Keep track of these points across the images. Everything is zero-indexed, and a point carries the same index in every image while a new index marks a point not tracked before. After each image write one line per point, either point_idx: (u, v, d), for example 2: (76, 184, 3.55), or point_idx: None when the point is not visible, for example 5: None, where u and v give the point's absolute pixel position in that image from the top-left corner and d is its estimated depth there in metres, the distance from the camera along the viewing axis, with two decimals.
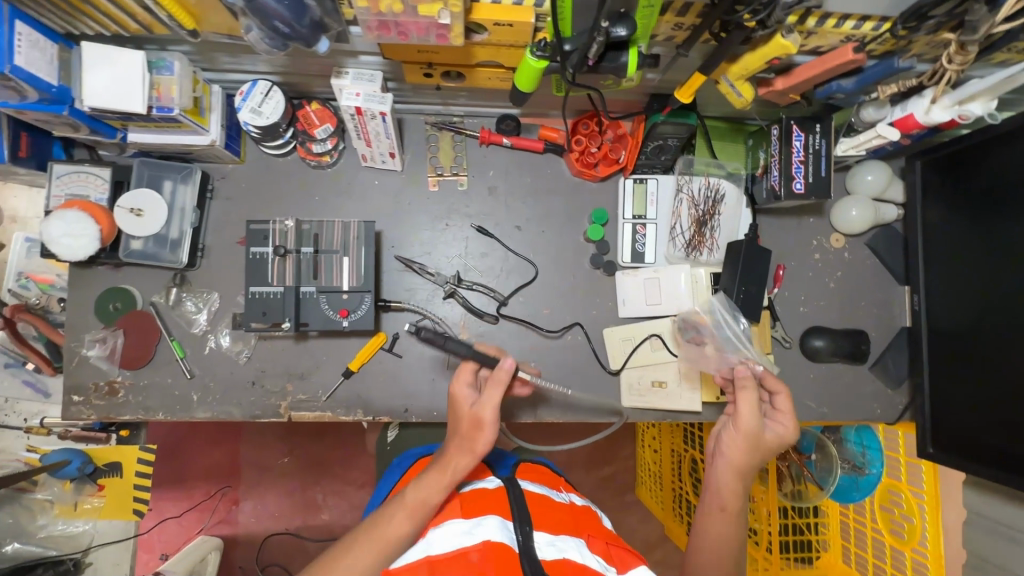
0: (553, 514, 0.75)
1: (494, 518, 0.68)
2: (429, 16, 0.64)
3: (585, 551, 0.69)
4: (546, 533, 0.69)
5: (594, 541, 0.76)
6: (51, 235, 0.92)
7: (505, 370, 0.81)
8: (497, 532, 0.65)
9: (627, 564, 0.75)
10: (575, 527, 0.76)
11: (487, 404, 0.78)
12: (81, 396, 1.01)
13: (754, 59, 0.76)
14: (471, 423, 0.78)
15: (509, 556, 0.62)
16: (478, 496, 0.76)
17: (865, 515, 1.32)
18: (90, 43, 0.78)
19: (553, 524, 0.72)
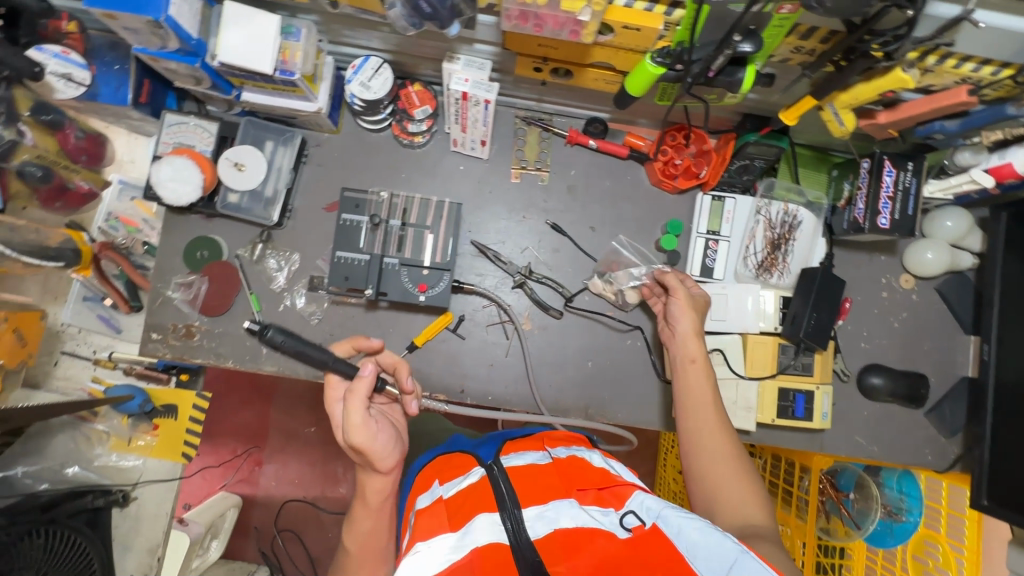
0: (541, 482, 0.75)
1: (481, 517, 0.68)
2: (569, 12, 0.67)
3: (576, 513, 0.70)
4: (534, 506, 0.71)
5: (584, 493, 0.74)
6: (159, 178, 0.97)
7: (364, 377, 0.76)
8: (484, 534, 0.65)
9: (623, 498, 0.73)
10: (564, 486, 0.75)
11: (350, 414, 0.75)
12: (160, 335, 1.06)
13: (866, 90, 0.77)
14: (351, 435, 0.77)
15: (500, 553, 0.63)
16: (464, 496, 0.74)
17: (895, 563, 1.26)
18: (235, 4, 0.83)
19: (539, 495, 0.72)
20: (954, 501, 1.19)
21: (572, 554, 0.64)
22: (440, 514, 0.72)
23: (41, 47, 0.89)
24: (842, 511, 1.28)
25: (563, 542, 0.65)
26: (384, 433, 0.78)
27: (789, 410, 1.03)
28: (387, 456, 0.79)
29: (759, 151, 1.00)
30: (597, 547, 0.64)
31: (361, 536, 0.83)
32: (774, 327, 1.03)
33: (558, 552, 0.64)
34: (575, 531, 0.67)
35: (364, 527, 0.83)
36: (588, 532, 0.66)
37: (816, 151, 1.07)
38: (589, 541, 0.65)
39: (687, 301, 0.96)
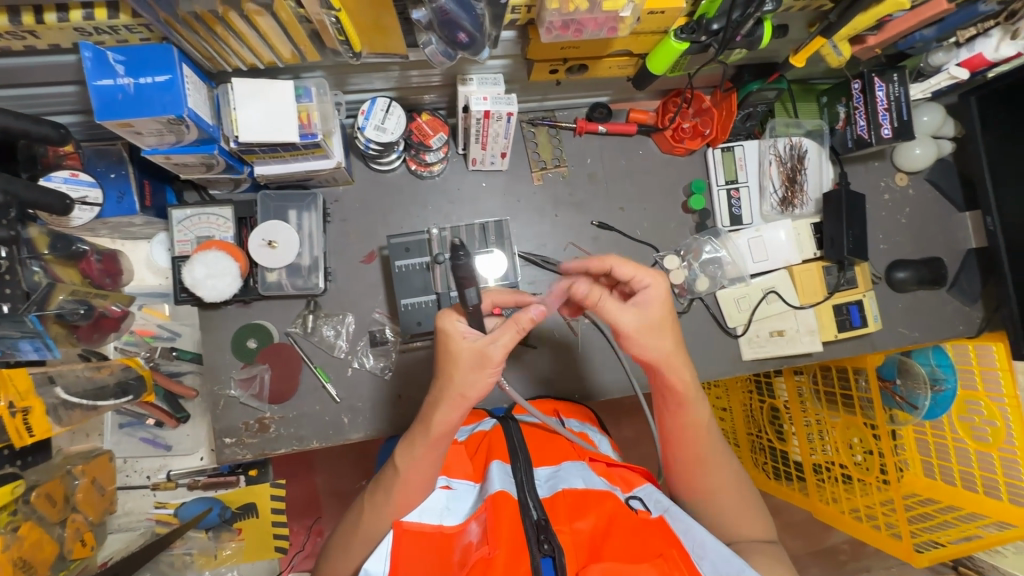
0: (556, 446, 0.84)
1: (495, 466, 0.75)
2: (610, 11, 0.69)
3: (587, 474, 0.76)
4: (546, 469, 0.79)
5: (595, 464, 0.82)
6: (194, 278, 0.92)
7: (532, 315, 0.68)
8: (498, 483, 0.71)
9: (630, 485, 0.80)
10: (576, 452, 0.83)
11: (498, 341, 0.67)
12: (234, 438, 1.01)
13: (865, 19, 0.83)
14: (474, 358, 0.68)
15: (508, 506, 0.67)
16: (480, 444, 0.86)
17: (944, 427, 1.37)
18: (240, 80, 0.78)
19: (551, 458, 0.81)
20: (982, 357, 1.30)
21: (579, 513, 0.69)
22: (464, 461, 0.82)
23: (50, 175, 0.83)
24: (895, 398, 1.41)
25: (569, 500, 0.71)
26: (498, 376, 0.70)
27: (847, 323, 1.12)
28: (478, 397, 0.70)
29: (760, 98, 1.13)
30: (604, 508, 0.70)
31: (413, 468, 0.73)
32: (814, 253, 1.13)
33: (566, 512, 0.69)
34: (584, 492, 0.72)
35: (417, 455, 0.73)
36: (599, 495, 0.71)
37: (803, 83, 1.15)
38: (597, 502, 0.70)
39: (640, 320, 0.75)
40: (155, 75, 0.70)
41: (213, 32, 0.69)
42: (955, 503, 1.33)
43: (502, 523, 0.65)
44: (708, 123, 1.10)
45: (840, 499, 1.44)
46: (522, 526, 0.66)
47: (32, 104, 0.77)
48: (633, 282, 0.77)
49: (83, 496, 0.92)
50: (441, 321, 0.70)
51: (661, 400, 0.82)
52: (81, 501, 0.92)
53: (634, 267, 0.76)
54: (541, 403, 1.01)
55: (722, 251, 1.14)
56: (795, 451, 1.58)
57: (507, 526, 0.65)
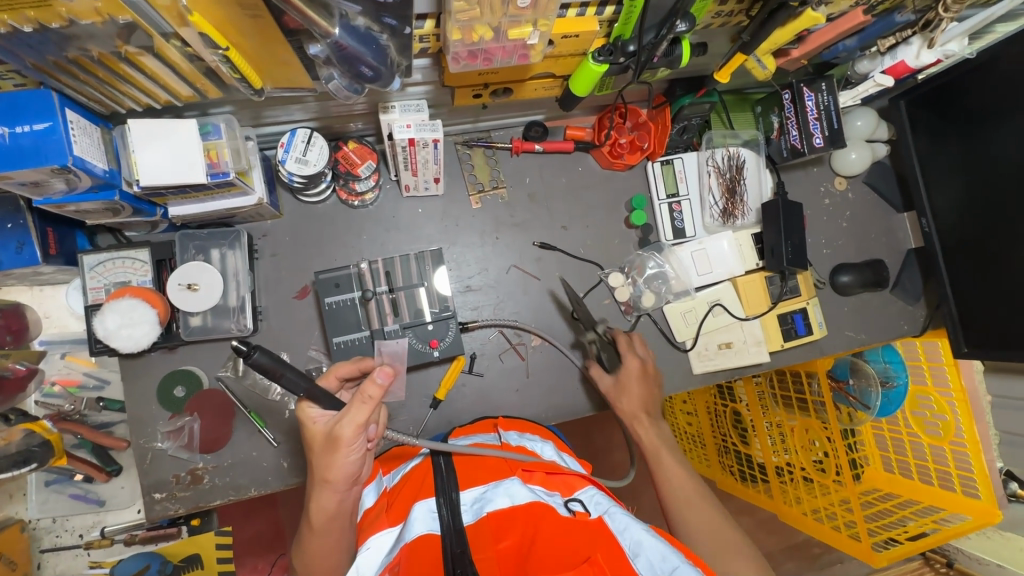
0: (486, 466, 0.77)
1: (416, 505, 0.68)
2: (518, 39, 0.66)
3: (515, 489, 0.70)
4: (474, 490, 0.72)
5: (530, 475, 0.76)
6: (107, 329, 0.86)
7: (377, 386, 0.69)
8: (418, 527, 0.65)
9: (571, 488, 0.74)
10: (508, 468, 0.77)
11: (346, 419, 0.70)
12: (164, 492, 0.96)
13: (783, 34, 0.83)
14: (327, 442, 0.71)
15: (426, 547, 0.62)
16: (406, 482, 0.78)
17: (899, 423, 1.39)
18: (139, 121, 0.74)
19: (479, 478, 0.74)
20: (930, 353, 1.32)
21: (502, 534, 0.64)
22: (383, 509, 0.75)
23: None
24: (848, 397, 1.41)
25: (493, 524, 0.65)
26: (358, 452, 0.73)
27: (793, 331, 1.12)
28: (344, 475, 0.73)
29: (693, 112, 1.07)
30: (528, 524, 0.64)
31: (314, 555, 0.76)
32: (756, 264, 1.13)
33: (488, 536, 0.63)
34: (511, 511, 0.66)
35: (326, 538, 0.74)
36: (525, 509, 0.65)
37: (737, 94, 1.15)
38: (521, 519, 0.65)
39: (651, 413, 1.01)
40: (34, 122, 0.65)
41: (102, 78, 0.66)
42: (915, 497, 1.35)
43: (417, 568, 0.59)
44: (645, 137, 1.10)
45: (802, 500, 1.45)
46: (442, 562, 0.60)
47: None
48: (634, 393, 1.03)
49: None
50: (300, 413, 0.75)
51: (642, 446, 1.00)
52: None
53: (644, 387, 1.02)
54: (480, 426, 0.96)
55: (666, 265, 1.13)
56: (757, 453, 1.59)
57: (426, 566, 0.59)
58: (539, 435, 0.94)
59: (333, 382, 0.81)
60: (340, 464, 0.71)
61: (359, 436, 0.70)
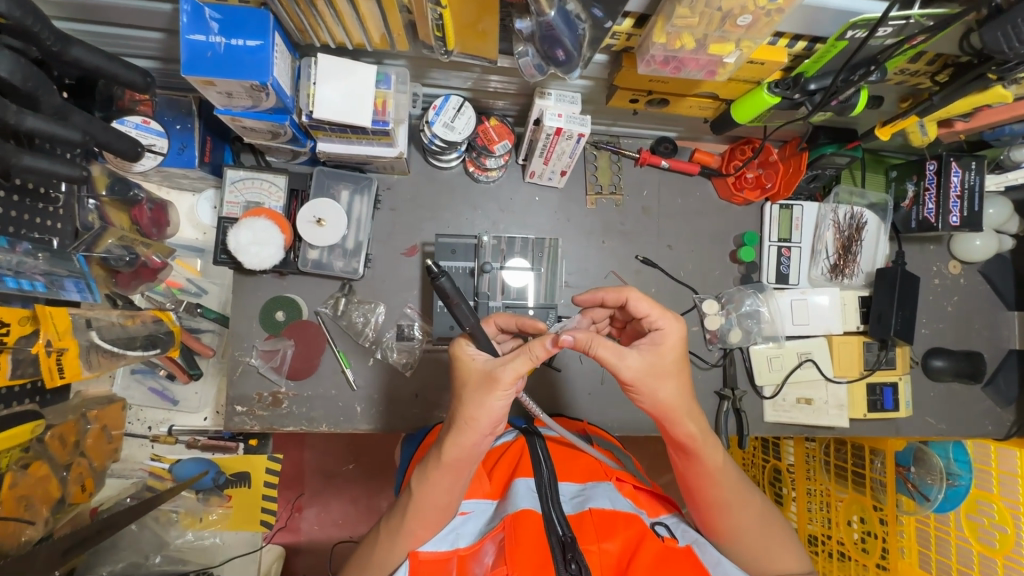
0: (581, 463, 0.84)
1: (520, 483, 0.76)
2: (715, 55, 0.67)
3: (614, 496, 0.76)
4: (571, 485, 0.80)
5: (623, 483, 0.81)
6: (239, 243, 0.91)
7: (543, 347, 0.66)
8: (525, 501, 0.72)
9: (656, 511, 0.79)
10: (603, 471, 0.82)
11: (506, 366, 0.68)
12: (245, 407, 1.00)
13: (961, 105, 0.81)
14: (483, 380, 0.69)
15: (532, 522, 0.69)
16: (502, 456, 0.88)
17: (948, 523, 1.30)
18: (326, 56, 0.78)
19: (576, 475, 0.81)
20: (1003, 461, 1.25)
21: (606, 534, 0.70)
22: (483, 474, 0.85)
23: (123, 119, 0.84)
24: (907, 484, 1.35)
25: (596, 520, 0.71)
26: (506, 402, 0.70)
27: (878, 403, 1.10)
28: (488, 421, 0.70)
29: (829, 162, 1.04)
30: (631, 532, 0.70)
31: (426, 490, 0.74)
32: (857, 327, 1.10)
33: (593, 532, 0.70)
34: (611, 513, 0.72)
35: (441, 484, 0.74)
36: (627, 516, 0.72)
37: (874, 154, 1.13)
38: (625, 525, 0.71)
39: (647, 366, 0.68)
40: (248, 38, 0.69)
41: (315, 5, 0.68)
42: None
43: (524, 545, 0.67)
44: (771, 177, 1.07)
45: None
46: (547, 544, 0.68)
47: (114, 43, 0.77)
48: (646, 321, 0.73)
49: (93, 441, 0.92)
50: (454, 346, 0.75)
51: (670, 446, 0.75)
52: (91, 447, 0.91)
53: (651, 306, 0.72)
54: (565, 422, 1.02)
55: (762, 306, 1.12)
56: (790, 516, 1.57)
57: (531, 545, 0.67)
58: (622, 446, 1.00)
59: (491, 328, 0.84)
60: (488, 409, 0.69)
61: (515, 386, 0.69)
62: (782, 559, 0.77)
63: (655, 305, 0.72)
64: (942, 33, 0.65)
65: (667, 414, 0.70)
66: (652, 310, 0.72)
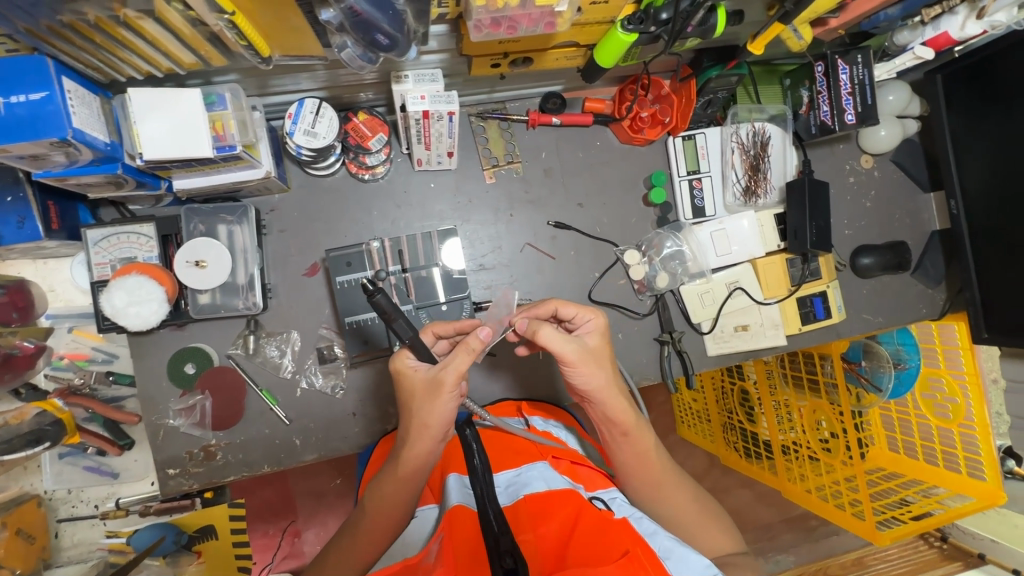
0: (516, 448, 0.85)
1: (453, 480, 0.77)
2: (544, 6, 0.62)
3: (549, 477, 0.77)
4: (506, 473, 0.80)
5: (559, 462, 0.83)
6: (115, 308, 0.84)
7: (480, 339, 0.73)
8: (457, 497, 0.73)
9: (593, 486, 0.81)
10: (538, 453, 0.84)
11: (450, 366, 0.72)
12: (178, 468, 0.96)
13: (824, 2, 0.78)
14: (430, 386, 0.73)
15: (466, 516, 0.69)
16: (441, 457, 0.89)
17: (908, 404, 1.39)
18: (140, 90, 0.70)
19: (511, 463, 0.82)
20: (945, 337, 1.28)
21: (542, 519, 0.69)
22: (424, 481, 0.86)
23: None
24: (859, 379, 1.42)
25: (530, 509, 0.71)
26: (454, 401, 0.74)
27: (810, 315, 1.11)
28: (441, 424, 0.74)
29: (720, 84, 1.00)
30: (567, 510, 0.69)
31: (386, 500, 0.76)
32: (778, 245, 1.09)
33: (527, 520, 0.69)
34: (545, 495, 0.72)
35: (387, 490, 0.76)
36: (561, 496, 0.71)
37: (765, 65, 1.09)
38: (560, 504, 0.70)
39: (582, 349, 0.76)
40: (30, 92, 0.61)
41: (99, 42, 0.61)
42: (918, 477, 1.37)
43: (461, 539, 0.65)
44: (667, 111, 1.05)
45: (807, 477, 1.46)
46: (482, 537, 0.65)
47: None
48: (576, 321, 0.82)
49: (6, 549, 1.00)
50: (395, 362, 0.77)
51: (607, 432, 0.82)
52: (5, 556, 1.00)
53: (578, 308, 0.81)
54: (503, 405, 1.01)
55: (683, 245, 1.11)
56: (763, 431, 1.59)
57: (467, 542, 0.65)
58: (562, 421, 0.99)
59: (431, 338, 0.84)
60: (440, 412, 0.73)
61: (460, 383, 0.73)
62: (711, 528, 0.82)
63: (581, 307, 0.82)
64: None
65: (596, 395, 0.78)
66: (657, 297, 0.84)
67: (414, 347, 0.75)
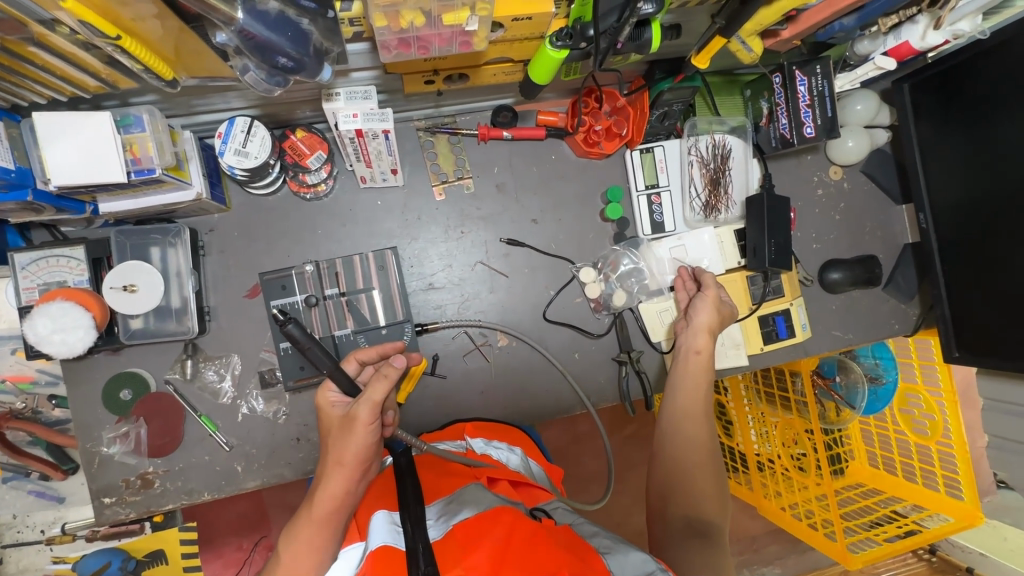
0: (451, 472, 0.80)
1: (379, 517, 0.66)
2: (454, 26, 0.58)
3: (481, 498, 0.69)
4: (439, 501, 0.72)
5: (497, 483, 0.78)
6: (39, 335, 0.82)
7: (394, 367, 0.75)
8: (381, 536, 0.63)
9: (534, 500, 0.79)
10: (474, 474, 0.79)
11: (365, 398, 0.72)
12: (114, 497, 0.93)
13: (768, 13, 0.74)
14: (345, 421, 0.73)
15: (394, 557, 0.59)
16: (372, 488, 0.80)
17: (886, 419, 1.35)
18: (45, 114, 0.67)
19: (443, 489, 0.74)
20: (922, 352, 1.25)
21: (471, 547, 0.59)
22: None
23: None
24: (833, 394, 1.36)
25: (462, 534, 0.62)
26: (374, 434, 0.73)
27: (774, 334, 1.06)
28: (358, 461, 0.72)
29: (674, 97, 0.96)
30: (499, 532, 0.61)
31: (297, 547, 0.69)
32: (738, 262, 1.05)
33: (457, 552, 0.59)
34: (476, 520, 0.64)
35: (301, 535, 0.70)
36: (491, 515, 0.63)
37: (725, 75, 1.05)
38: (491, 526, 0.62)
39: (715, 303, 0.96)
40: None
41: None
42: (897, 494, 1.34)
43: None
44: (622, 123, 1.01)
45: (781, 494, 1.42)
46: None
47: None
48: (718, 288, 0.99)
49: None
50: (318, 397, 0.79)
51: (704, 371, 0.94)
52: None
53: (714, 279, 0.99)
54: (448, 428, 0.97)
55: (641, 262, 1.08)
56: (739, 446, 1.54)
57: None
58: (507, 440, 0.94)
59: (353, 366, 0.83)
60: (361, 443, 0.72)
61: (376, 415, 0.73)
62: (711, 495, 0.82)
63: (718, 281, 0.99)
64: None
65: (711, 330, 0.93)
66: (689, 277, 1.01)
67: (335, 375, 0.75)
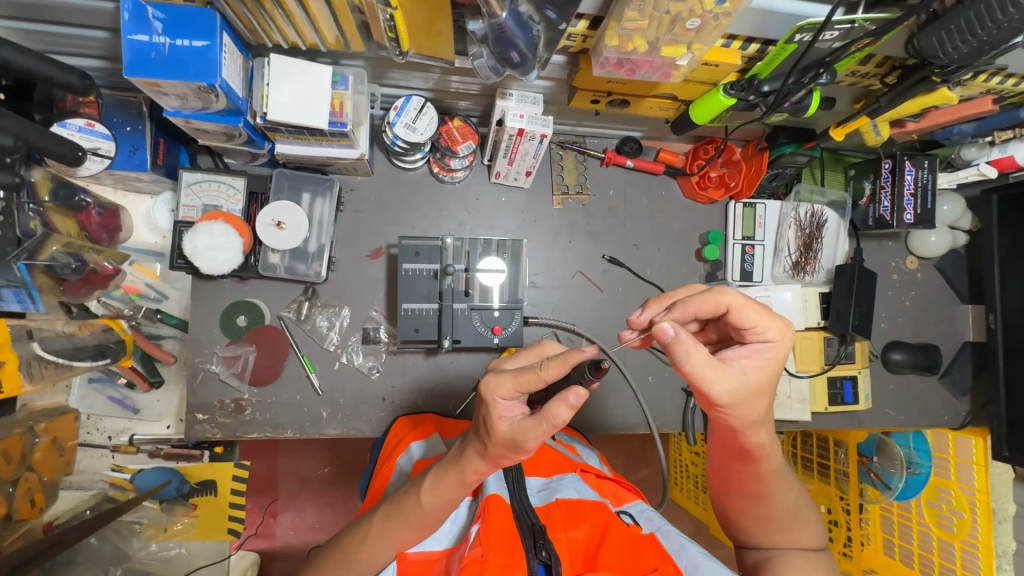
0: (550, 460, 0.86)
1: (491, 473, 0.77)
2: (668, 57, 0.68)
3: (580, 487, 0.77)
4: (538, 479, 0.80)
5: (587, 475, 0.83)
6: (195, 248, 0.88)
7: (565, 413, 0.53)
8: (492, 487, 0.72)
9: (620, 499, 0.81)
10: (568, 464, 0.85)
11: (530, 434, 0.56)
12: (206, 415, 0.98)
13: (909, 105, 0.83)
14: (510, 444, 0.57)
15: (501, 507, 0.68)
16: None
17: (910, 510, 1.32)
18: (278, 56, 0.76)
19: (543, 470, 0.83)
20: (961, 449, 1.27)
21: (573, 522, 0.69)
22: None
23: (64, 121, 0.82)
24: (869, 474, 1.36)
25: (562, 510, 0.71)
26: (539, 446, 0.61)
27: (839, 397, 1.13)
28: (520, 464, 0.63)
29: (790, 161, 1.04)
30: (598, 519, 0.69)
31: (443, 499, 0.67)
32: (818, 322, 1.12)
33: (561, 521, 0.69)
34: (576, 501, 0.73)
35: (446, 491, 0.66)
36: (592, 505, 0.72)
37: (834, 152, 1.17)
38: (592, 512, 0.71)
39: (742, 385, 0.60)
40: (194, 39, 0.68)
41: (264, 7, 0.67)
42: None
43: (494, 528, 0.64)
44: (734, 175, 1.10)
45: None
46: (517, 530, 0.65)
47: (56, 42, 0.74)
48: (751, 332, 0.64)
49: (42, 455, 0.97)
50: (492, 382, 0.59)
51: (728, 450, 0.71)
52: (39, 461, 0.96)
53: (758, 315, 0.63)
54: None
55: None
56: None
57: (503, 526, 0.65)
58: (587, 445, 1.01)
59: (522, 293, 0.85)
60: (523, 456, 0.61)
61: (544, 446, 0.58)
62: (782, 500, 0.72)
63: (763, 314, 0.64)
64: (883, 39, 0.67)
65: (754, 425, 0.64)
66: (687, 312, 0.66)
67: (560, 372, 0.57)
